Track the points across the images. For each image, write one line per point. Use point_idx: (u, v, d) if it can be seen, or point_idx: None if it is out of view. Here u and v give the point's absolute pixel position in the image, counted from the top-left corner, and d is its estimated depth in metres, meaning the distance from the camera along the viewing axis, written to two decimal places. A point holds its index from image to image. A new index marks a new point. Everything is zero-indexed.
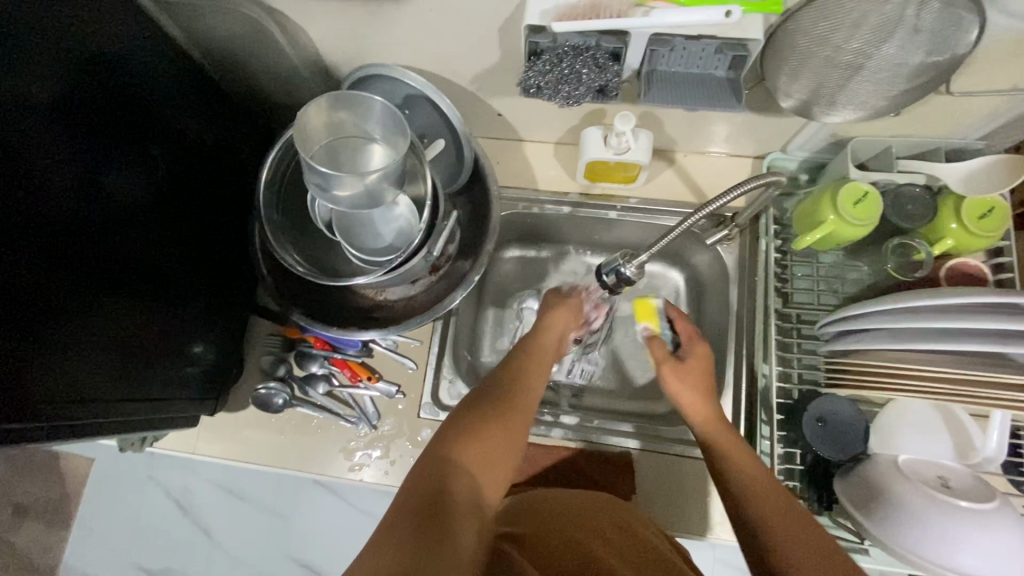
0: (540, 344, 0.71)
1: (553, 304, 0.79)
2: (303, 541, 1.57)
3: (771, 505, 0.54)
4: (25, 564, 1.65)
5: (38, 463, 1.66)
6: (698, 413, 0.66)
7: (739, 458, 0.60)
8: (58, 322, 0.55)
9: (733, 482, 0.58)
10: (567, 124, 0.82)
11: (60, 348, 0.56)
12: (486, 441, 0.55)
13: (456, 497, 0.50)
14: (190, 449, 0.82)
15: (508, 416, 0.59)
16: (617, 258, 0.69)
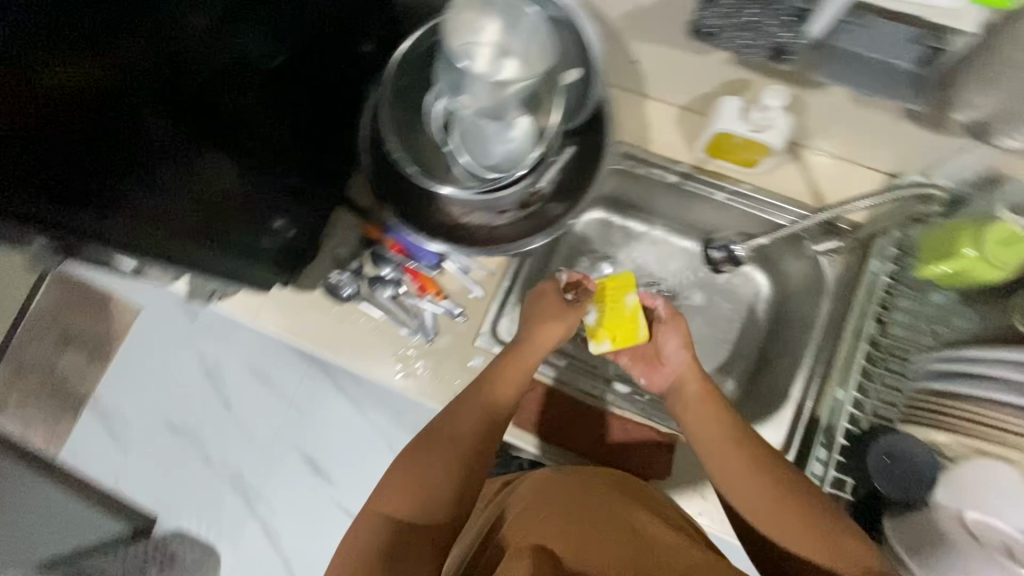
0: (526, 345, 0.75)
1: (548, 313, 0.76)
2: (314, 437, 1.63)
3: (750, 484, 0.65)
4: (58, 386, 1.74)
5: (90, 298, 1.75)
6: (686, 381, 0.74)
7: (719, 439, 0.68)
8: (163, 155, 0.58)
9: (715, 461, 0.68)
10: (702, 89, 0.77)
11: (156, 183, 0.58)
12: (422, 452, 0.67)
13: (416, 523, 0.62)
14: (252, 314, 0.84)
15: (454, 422, 0.70)
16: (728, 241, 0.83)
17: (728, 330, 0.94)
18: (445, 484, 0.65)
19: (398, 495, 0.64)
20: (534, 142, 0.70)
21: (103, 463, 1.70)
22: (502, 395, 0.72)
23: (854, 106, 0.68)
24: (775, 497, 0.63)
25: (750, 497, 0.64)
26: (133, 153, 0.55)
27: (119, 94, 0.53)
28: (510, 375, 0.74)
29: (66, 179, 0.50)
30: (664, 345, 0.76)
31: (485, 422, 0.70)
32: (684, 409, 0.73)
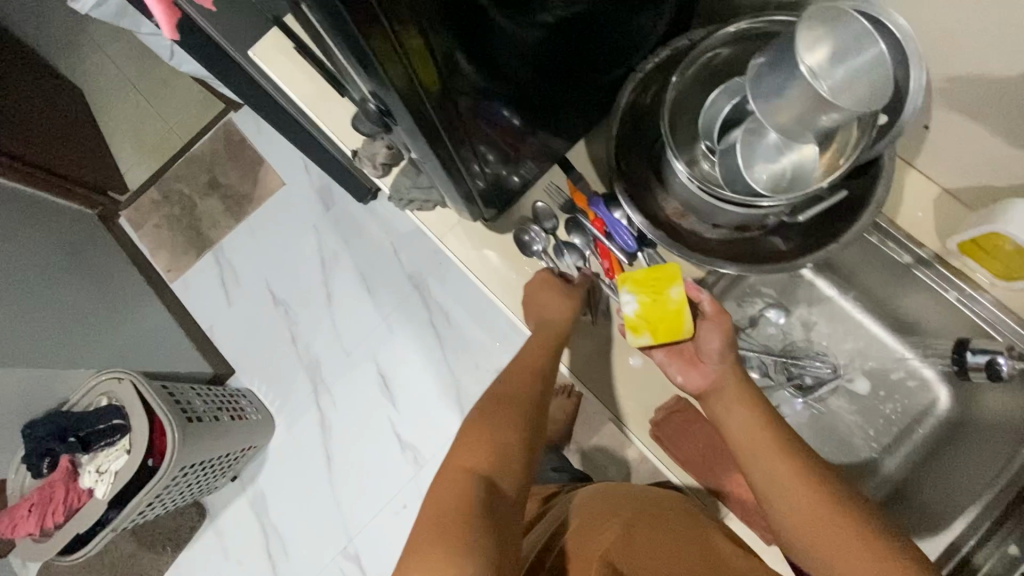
0: (547, 308, 0.79)
1: (548, 292, 0.80)
2: (395, 359, 1.69)
3: (796, 496, 0.64)
4: (192, 226, 1.85)
5: (247, 159, 1.86)
6: (727, 393, 0.71)
7: (764, 455, 0.66)
8: (454, 61, 0.57)
9: (759, 473, 0.66)
10: (988, 181, 0.71)
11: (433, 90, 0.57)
12: (489, 413, 0.74)
13: (495, 492, 0.66)
14: (440, 234, 0.87)
15: (507, 388, 0.78)
16: (1004, 349, 0.74)
17: (883, 430, 0.88)
18: (492, 461, 0.69)
19: (479, 449, 0.70)
20: (804, 177, 0.65)
21: (206, 308, 1.80)
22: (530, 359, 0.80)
23: None
24: (826, 514, 0.62)
25: (796, 512, 0.64)
26: (447, 67, 0.56)
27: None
28: (535, 353, 0.80)
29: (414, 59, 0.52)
30: (703, 341, 0.73)
31: (526, 379, 0.79)
32: (726, 414, 0.71)
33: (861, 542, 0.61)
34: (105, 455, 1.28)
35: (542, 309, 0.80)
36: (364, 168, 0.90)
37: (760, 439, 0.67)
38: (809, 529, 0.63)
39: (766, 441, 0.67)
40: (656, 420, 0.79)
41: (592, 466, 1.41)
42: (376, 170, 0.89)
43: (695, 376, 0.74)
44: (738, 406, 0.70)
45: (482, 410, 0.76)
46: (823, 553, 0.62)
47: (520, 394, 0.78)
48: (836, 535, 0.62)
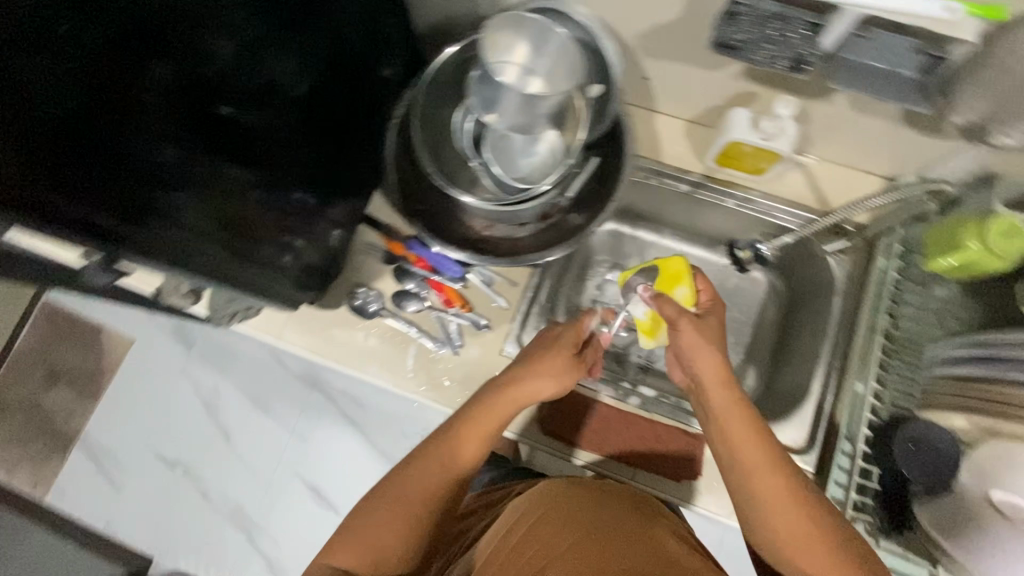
0: (515, 385, 0.68)
1: (541, 360, 0.69)
2: (316, 467, 1.58)
3: (764, 490, 0.59)
4: (45, 427, 1.65)
5: (81, 333, 1.69)
6: (706, 388, 0.65)
7: (740, 443, 0.61)
8: (189, 177, 0.62)
9: (756, 494, 0.59)
10: (710, 102, 0.82)
11: (178, 201, 0.61)
12: (407, 476, 0.64)
13: None
14: (276, 333, 0.84)
15: (454, 437, 0.66)
16: (757, 236, 0.91)
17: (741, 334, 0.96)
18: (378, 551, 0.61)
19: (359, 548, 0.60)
20: (560, 156, 0.74)
21: (95, 507, 1.60)
22: (464, 448, 0.66)
23: (855, 113, 0.73)
24: (793, 511, 0.57)
25: (763, 506, 0.59)
26: (190, 176, 0.61)
27: (140, 101, 0.56)
28: (472, 437, 0.66)
29: (113, 193, 0.55)
30: (677, 344, 0.68)
31: (470, 437, 0.66)
32: (718, 431, 0.64)
33: (823, 538, 0.56)
34: None
35: (518, 380, 0.68)
36: (173, 301, 0.85)
37: (762, 462, 0.60)
38: (773, 524, 0.58)
39: (762, 466, 0.60)
40: (540, 420, 0.83)
41: None
42: (185, 300, 0.84)
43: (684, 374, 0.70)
44: (738, 422, 0.62)
45: (400, 474, 0.65)
46: (784, 551, 0.58)
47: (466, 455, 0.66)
48: (796, 531, 0.57)
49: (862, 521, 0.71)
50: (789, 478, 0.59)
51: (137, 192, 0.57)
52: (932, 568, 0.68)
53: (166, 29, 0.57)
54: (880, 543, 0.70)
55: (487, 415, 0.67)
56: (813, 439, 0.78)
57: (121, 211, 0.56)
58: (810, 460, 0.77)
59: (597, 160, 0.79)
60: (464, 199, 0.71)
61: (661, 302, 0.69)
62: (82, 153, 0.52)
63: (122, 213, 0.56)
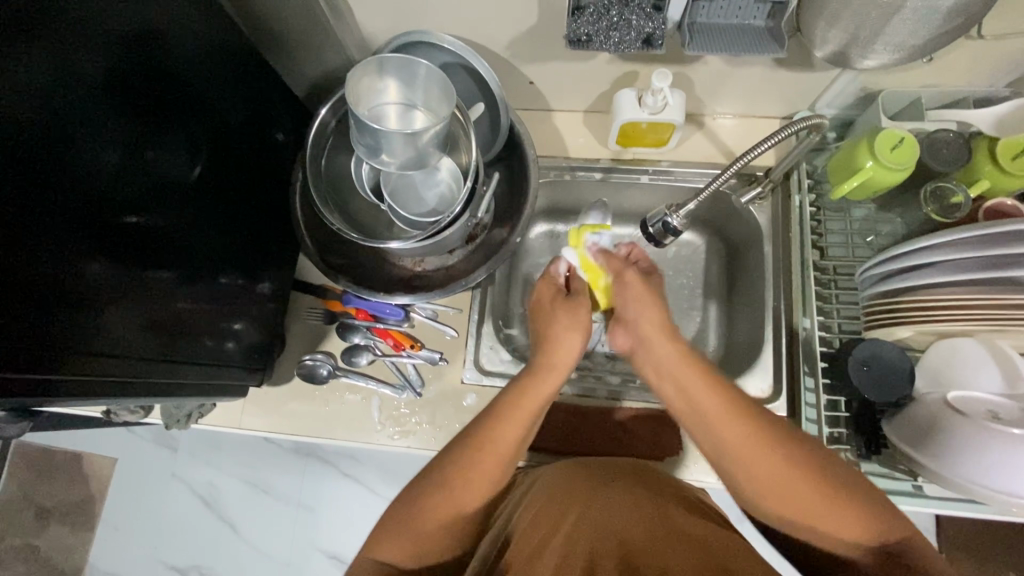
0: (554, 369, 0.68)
1: (563, 317, 0.72)
2: (331, 534, 1.54)
3: (728, 438, 0.59)
4: (50, 568, 1.60)
5: (59, 465, 1.62)
6: (653, 342, 0.68)
7: (690, 384, 0.63)
8: (109, 299, 0.58)
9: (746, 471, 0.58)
10: (598, 90, 0.83)
11: (102, 331, 0.57)
12: (464, 477, 0.60)
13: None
14: (237, 422, 0.84)
15: (506, 421, 0.63)
16: (662, 210, 0.74)
17: (691, 299, 0.96)
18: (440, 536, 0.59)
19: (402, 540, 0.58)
20: (461, 179, 0.75)
21: None
22: (505, 442, 0.62)
23: (732, 68, 0.75)
24: (763, 450, 0.57)
25: (731, 449, 0.59)
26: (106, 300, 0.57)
27: (57, 234, 0.52)
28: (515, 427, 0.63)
29: (42, 339, 0.51)
30: (620, 297, 0.74)
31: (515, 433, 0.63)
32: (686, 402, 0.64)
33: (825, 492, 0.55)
34: None
35: (564, 339, 0.70)
36: (127, 418, 0.84)
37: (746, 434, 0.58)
38: (738, 462, 0.58)
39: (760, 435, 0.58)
40: None
41: None
42: (137, 412, 0.84)
43: (631, 338, 0.72)
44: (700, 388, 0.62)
45: (436, 483, 0.60)
46: (750, 485, 0.58)
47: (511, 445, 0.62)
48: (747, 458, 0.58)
49: (843, 452, 0.73)
50: (751, 423, 0.59)
51: (56, 334, 0.52)
52: (914, 480, 0.70)
53: (50, 152, 0.50)
54: (863, 467, 0.72)
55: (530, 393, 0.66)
56: (778, 385, 0.79)
57: (44, 360, 0.51)
58: (780, 405, 0.78)
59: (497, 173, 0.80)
60: (386, 245, 0.70)
61: (607, 262, 0.77)
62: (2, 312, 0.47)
63: (45, 361, 0.51)
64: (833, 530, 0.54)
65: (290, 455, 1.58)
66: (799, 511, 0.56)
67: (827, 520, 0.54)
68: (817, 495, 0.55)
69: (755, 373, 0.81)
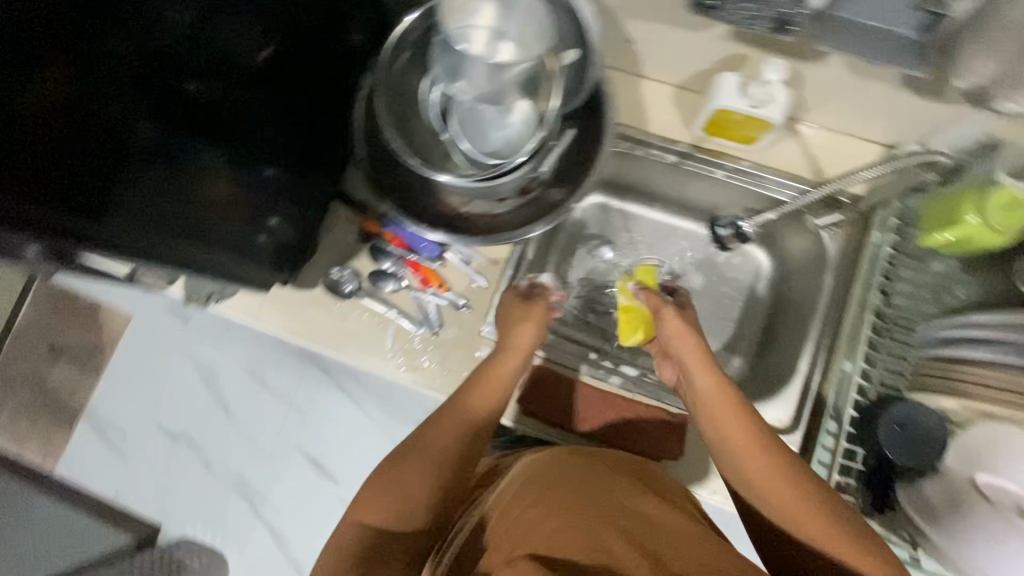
0: (510, 358, 0.75)
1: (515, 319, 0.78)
2: (317, 438, 1.59)
3: (742, 445, 0.64)
4: (53, 403, 1.67)
5: (77, 310, 1.68)
6: (692, 375, 0.71)
7: (724, 417, 0.66)
8: (155, 160, 0.57)
9: (760, 495, 0.61)
10: (698, 66, 0.77)
11: (141, 192, 0.56)
12: (443, 419, 0.69)
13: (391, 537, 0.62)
14: (253, 315, 0.84)
15: (484, 383, 0.72)
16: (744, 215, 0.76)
17: (730, 309, 0.92)
18: (421, 483, 0.64)
19: (382, 495, 0.63)
20: (534, 126, 0.68)
21: (104, 477, 1.64)
22: (481, 401, 0.71)
23: (852, 77, 0.68)
24: (778, 467, 0.61)
25: (745, 468, 0.63)
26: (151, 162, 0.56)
27: (104, 89, 0.51)
28: (480, 396, 0.72)
29: (56, 178, 0.48)
30: (660, 332, 0.76)
31: (489, 393, 0.72)
32: (716, 432, 0.66)
33: (828, 522, 0.57)
34: None
35: (507, 351, 0.75)
36: (150, 284, 0.85)
37: (779, 468, 0.61)
38: (753, 476, 0.62)
39: (786, 467, 0.61)
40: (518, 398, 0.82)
41: None
42: (160, 282, 0.84)
43: (672, 368, 0.76)
44: (734, 425, 0.65)
45: (421, 443, 0.67)
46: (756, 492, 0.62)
47: (480, 407, 0.71)
48: (769, 482, 0.61)
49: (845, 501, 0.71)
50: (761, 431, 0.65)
51: (92, 181, 0.51)
52: (909, 548, 0.68)
53: None
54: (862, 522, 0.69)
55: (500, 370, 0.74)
56: (798, 419, 0.76)
57: (74, 203, 0.50)
58: (794, 439, 0.76)
59: (571, 131, 0.75)
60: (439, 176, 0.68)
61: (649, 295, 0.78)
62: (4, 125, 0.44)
63: (74, 205, 0.50)
64: (829, 544, 0.56)
65: (292, 356, 1.61)
66: (796, 519, 0.59)
67: (823, 534, 0.57)
68: (806, 494, 0.59)
69: (779, 402, 0.77)
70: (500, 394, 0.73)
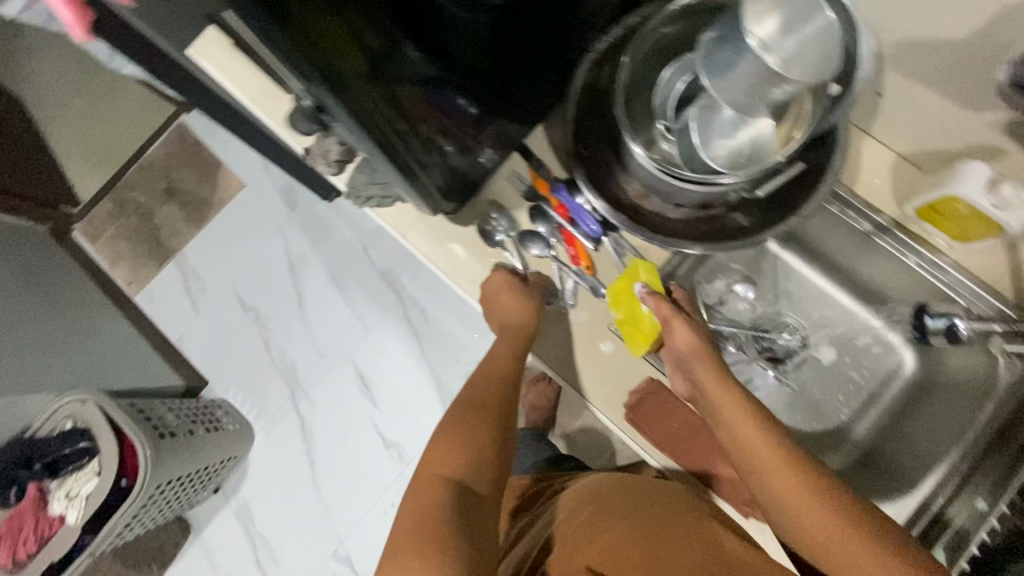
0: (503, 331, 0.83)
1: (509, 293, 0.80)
2: (372, 358, 1.62)
3: (783, 488, 0.62)
4: (151, 237, 1.72)
5: (201, 161, 1.74)
6: (717, 407, 0.69)
7: (755, 453, 0.65)
8: (396, 58, 0.56)
9: (812, 539, 0.60)
10: (943, 143, 0.72)
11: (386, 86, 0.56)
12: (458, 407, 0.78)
13: (469, 492, 0.68)
14: (402, 231, 0.85)
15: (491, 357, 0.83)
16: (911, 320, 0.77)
17: (854, 397, 0.87)
18: (479, 448, 0.72)
19: (449, 452, 0.71)
20: (763, 155, 0.64)
21: (169, 318, 1.69)
22: (489, 377, 0.82)
23: None
24: (825, 508, 0.60)
25: (790, 509, 0.61)
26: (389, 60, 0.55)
27: None
28: (489, 369, 0.83)
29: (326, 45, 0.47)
30: (673, 345, 0.74)
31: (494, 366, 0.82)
32: (751, 469, 0.65)
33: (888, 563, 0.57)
34: (75, 480, 1.23)
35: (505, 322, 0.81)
36: (318, 166, 0.86)
37: (826, 509, 0.60)
38: (801, 519, 0.60)
39: (834, 506, 0.60)
40: (629, 403, 0.78)
41: (576, 449, 1.38)
42: (329, 168, 0.86)
43: (684, 385, 0.75)
44: (768, 465, 0.64)
45: (449, 424, 0.75)
46: (837, 562, 0.59)
47: (488, 382, 0.81)
48: (818, 524, 0.60)
49: None
50: (811, 475, 0.62)
51: (350, 60, 0.50)
52: None
53: None
54: None
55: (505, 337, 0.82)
56: None
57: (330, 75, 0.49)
58: None
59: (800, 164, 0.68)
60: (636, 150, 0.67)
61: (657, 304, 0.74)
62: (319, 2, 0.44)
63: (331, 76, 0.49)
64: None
65: (376, 275, 1.65)
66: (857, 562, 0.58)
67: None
68: (863, 535, 0.58)
69: None
70: (496, 362, 0.83)
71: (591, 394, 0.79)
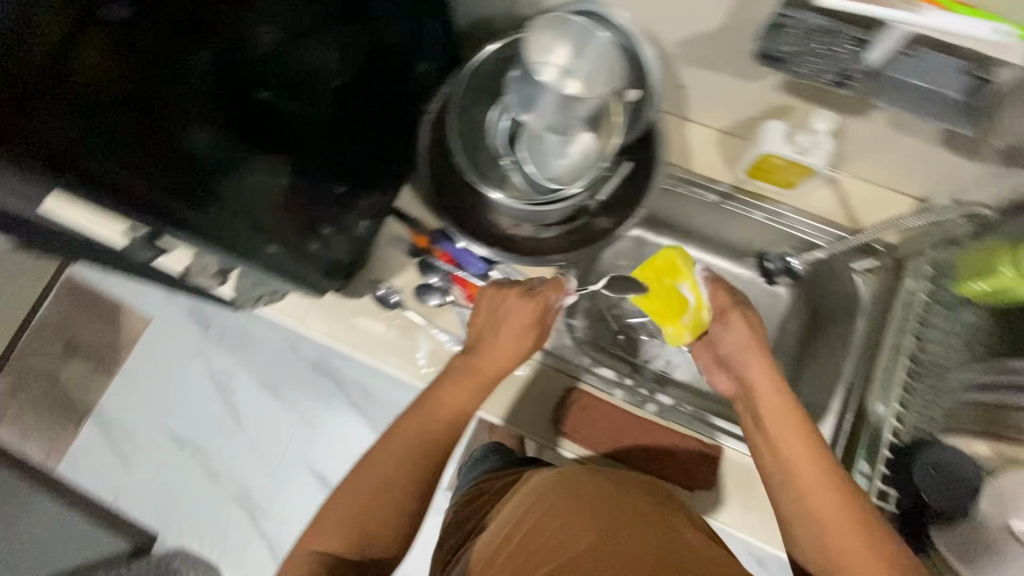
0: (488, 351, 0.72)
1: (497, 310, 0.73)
2: (324, 454, 1.57)
3: (805, 473, 0.63)
4: (59, 399, 1.61)
5: (99, 307, 1.66)
6: (756, 394, 0.69)
7: (791, 437, 0.65)
8: (225, 166, 0.61)
9: (809, 537, 0.61)
10: (748, 112, 0.82)
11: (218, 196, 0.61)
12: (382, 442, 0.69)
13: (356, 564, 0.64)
14: (299, 320, 0.85)
15: (455, 383, 0.71)
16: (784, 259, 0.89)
17: None
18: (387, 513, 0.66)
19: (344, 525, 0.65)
20: (594, 158, 0.74)
21: (99, 481, 1.57)
22: (451, 400, 0.71)
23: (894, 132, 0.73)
24: (840, 506, 0.60)
25: (810, 509, 0.61)
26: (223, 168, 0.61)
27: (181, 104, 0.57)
28: (453, 394, 0.71)
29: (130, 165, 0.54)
30: (722, 336, 0.75)
31: (451, 398, 0.71)
32: (784, 458, 0.64)
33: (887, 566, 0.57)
34: None
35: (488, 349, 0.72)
36: (202, 282, 0.86)
37: (845, 507, 0.60)
38: (824, 525, 0.60)
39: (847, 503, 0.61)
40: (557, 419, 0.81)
41: None
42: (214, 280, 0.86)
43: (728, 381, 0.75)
44: (795, 446, 0.64)
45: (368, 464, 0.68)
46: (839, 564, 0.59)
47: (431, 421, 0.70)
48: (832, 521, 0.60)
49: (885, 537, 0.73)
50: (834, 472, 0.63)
51: (168, 180, 0.57)
52: None
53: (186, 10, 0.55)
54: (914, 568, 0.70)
55: (470, 376, 0.71)
56: None
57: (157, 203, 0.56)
58: None
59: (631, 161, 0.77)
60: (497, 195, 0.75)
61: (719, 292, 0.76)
62: (102, 105, 0.51)
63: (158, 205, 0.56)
64: None
65: (308, 368, 1.61)
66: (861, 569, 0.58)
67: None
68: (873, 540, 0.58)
69: None
70: (463, 392, 0.71)
71: (522, 421, 0.81)
